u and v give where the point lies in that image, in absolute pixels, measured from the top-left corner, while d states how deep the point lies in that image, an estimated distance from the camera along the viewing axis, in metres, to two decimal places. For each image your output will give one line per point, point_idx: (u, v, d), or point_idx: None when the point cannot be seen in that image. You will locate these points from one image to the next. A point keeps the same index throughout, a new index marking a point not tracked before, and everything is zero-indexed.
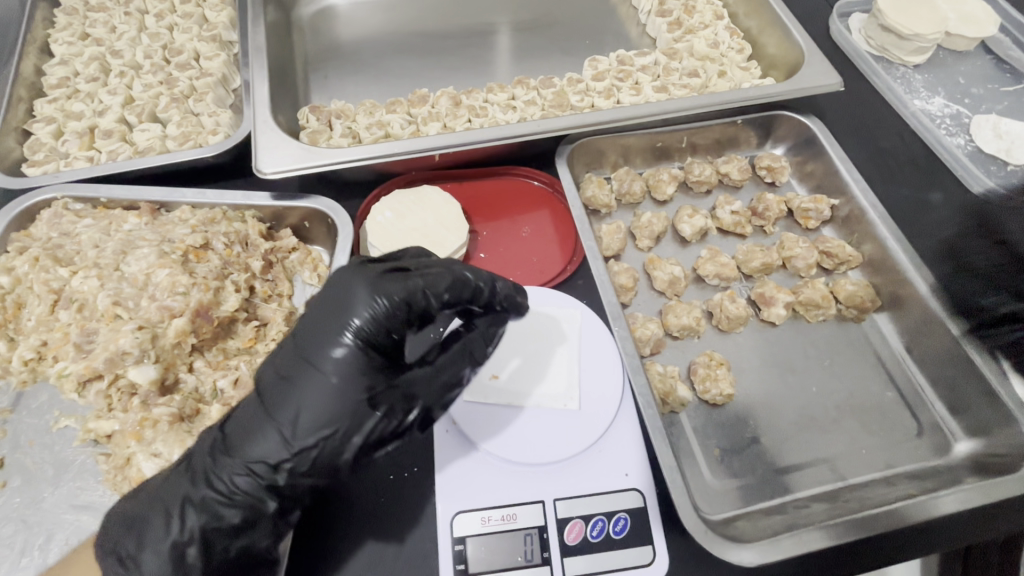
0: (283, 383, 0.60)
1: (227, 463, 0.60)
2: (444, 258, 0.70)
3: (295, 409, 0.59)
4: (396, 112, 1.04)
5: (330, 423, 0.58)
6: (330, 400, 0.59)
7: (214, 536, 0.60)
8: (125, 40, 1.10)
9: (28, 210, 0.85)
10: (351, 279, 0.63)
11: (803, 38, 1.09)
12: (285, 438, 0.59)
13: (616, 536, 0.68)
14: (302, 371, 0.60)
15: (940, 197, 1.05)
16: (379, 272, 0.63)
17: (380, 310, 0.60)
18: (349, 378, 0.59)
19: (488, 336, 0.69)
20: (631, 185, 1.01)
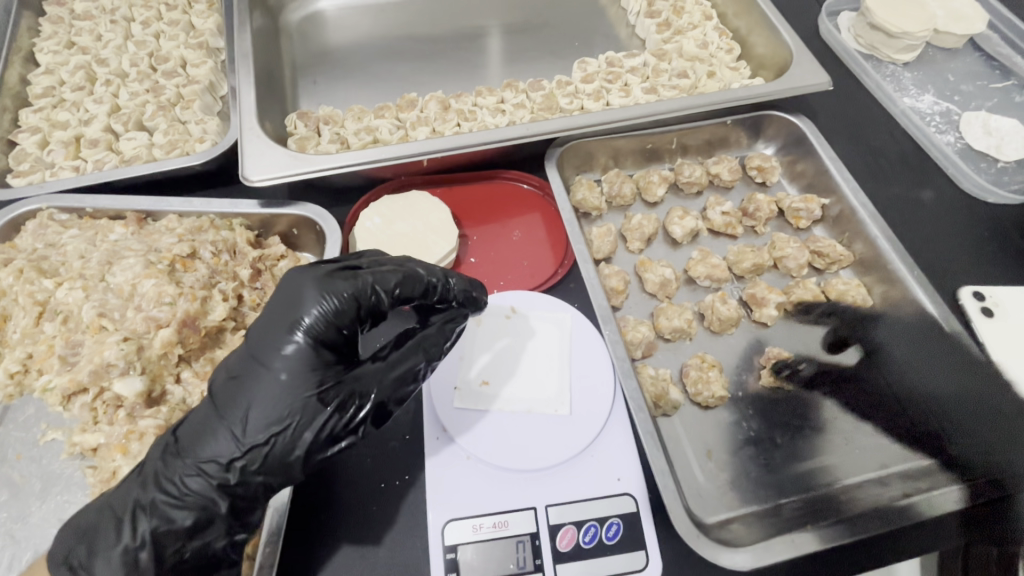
0: (234, 383, 0.60)
1: (178, 465, 0.59)
2: (396, 258, 0.72)
3: (247, 406, 0.59)
4: (385, 117, 1.04)
5: (281, 419, 0.58)
6: (282, 397, 0.59)
7: (166, 541, 0.58)
8: (111, 48, 1.09)
9: (13, 221, 0.84)
10: (302, 278, 0.63)
11: (791, 37, 1.09)
12: (237, 436, 0.59)
13: (609, 542, 0.67)
14: (254, 369, 0.60)
15: (930, 194, 1.05)
16: (329, 269, 0.64)
17: (331, 307, 0.61)
18: (300, 374, 0.59)
19: (444, 333, 0.69)
20: (621, 187, 1.01)
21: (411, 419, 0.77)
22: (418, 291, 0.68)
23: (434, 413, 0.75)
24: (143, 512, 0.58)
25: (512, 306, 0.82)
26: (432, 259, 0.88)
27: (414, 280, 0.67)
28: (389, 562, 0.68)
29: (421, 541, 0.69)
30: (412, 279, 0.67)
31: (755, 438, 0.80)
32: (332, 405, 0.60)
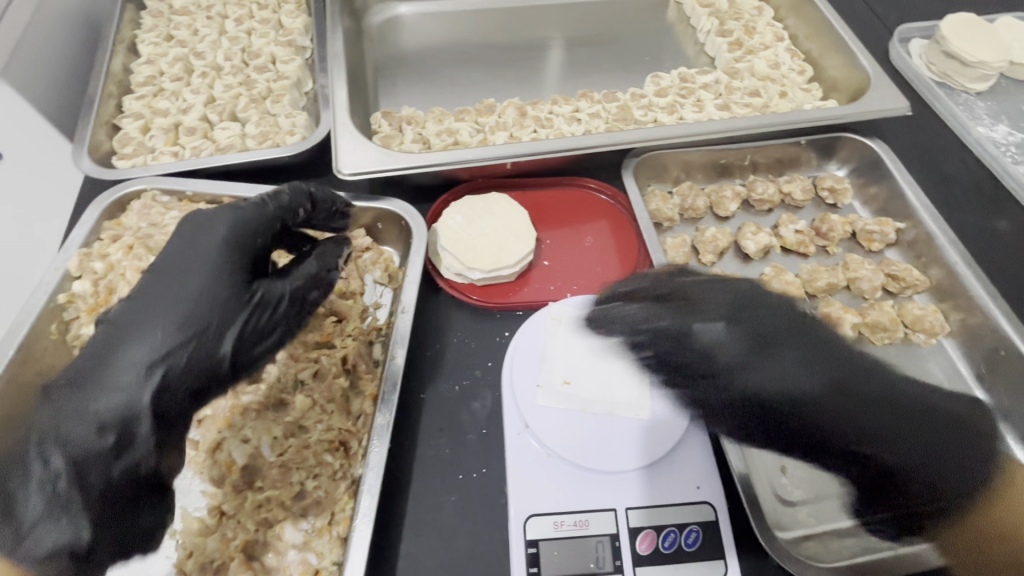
0: (145, 309, 0.61)
1: (94, 388, 0.58)
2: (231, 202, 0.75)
3: (151, 328, 0.60)
4: (465, 120, 1.07)
5: (129, 343, 0.59)
6: (138, 324, 0.60)
7: (85, 466, 0.56)
8: (207, 42, 1.15)
9: (120, 199, 0.88)
10: (218, 210, 0.66)
11: (868, 61, 1.10)
12: (165, 333, 0.60)
13: (688, 548, 0.68)
14: (167, 294, 0.62)
15: (1007, 225, 1.04)
16: (246, 203, 0.67)
17: (236, 232, 0.65)
18: (189, 297, 0.62)
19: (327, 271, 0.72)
20: (694, 201, 1.02)
21: (488, 413, 0.80)
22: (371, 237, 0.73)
23: (516, 409, 0.76)
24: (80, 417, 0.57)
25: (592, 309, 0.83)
26: (512, 259, 0.90)
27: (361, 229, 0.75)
28: (469, 553, 0.69)
29: (499, 533, 0.71)
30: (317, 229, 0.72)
31: None
32: (251, 303, 0.64)
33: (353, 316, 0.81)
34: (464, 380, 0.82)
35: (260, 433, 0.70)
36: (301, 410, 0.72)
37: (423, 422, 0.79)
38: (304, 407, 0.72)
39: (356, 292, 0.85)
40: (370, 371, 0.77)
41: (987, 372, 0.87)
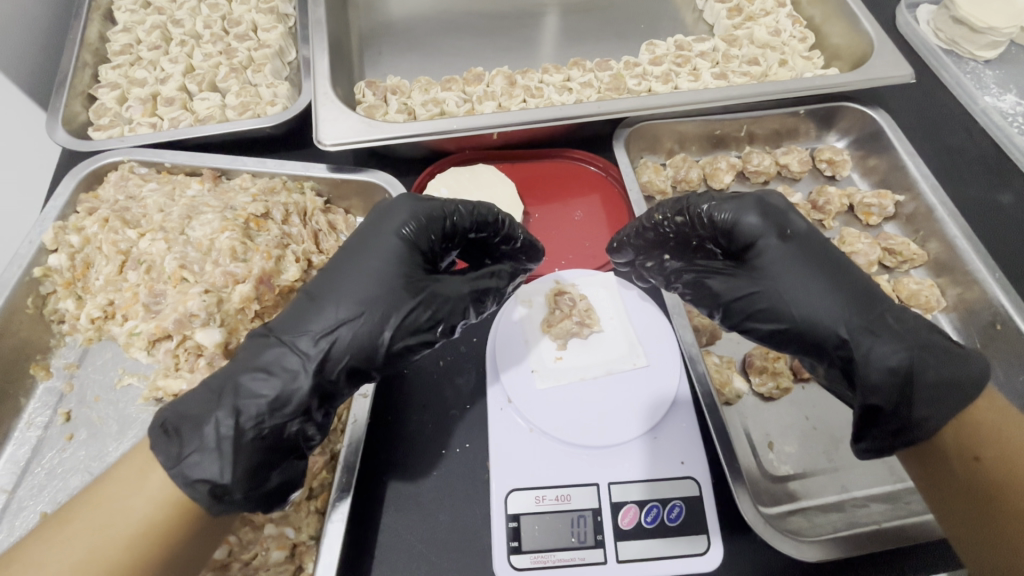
0: (310, 302, 0.65)
1: (272, 351, 0.62)
2: (391, 210, 0.70)
3: (339, 294, 0.65)
4: (452, 90, 1.04)
5: (364, 303, 0.64)
6: (373, 284, 0.65)
7: (260, 415, 0.59)
8: (186, 9, 1.11)
9: (96, 171, 0.86)
10: (394, 207, 0.70)
11: (872, 27, 1.05)
12: (340, 320, 0.63)
13: (670, 523, 0.67)
14: (353, 258, 0.67)
15: (1011, 198, 1.00)
16: (393, 228, 0.68)
17: (421, 224, 0.70)
18: (383, 274, 0.66)
19: (382, 240, 0.68)
20: (688, 172, 1.00)
21: (472, 388, 0.78)
22: (399, 259, 0.67)
23: (500, 384, 0.76)
24: (190, 428, 0.58)
25: (557, 280, 0.85)
26: None
27: (420, 207, 0.70)
28: (450, 528, 0.69)
29: (480, 508, 0.70)
30: (379, 226, 0.68)
31: (819, 429, 0.78)
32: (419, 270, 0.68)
33: None
34: (448, 356, 0.81)
35: None
36: None
37: (406, 397, 0.77)
38: None
39: None
40: None
41: (983, 346, 0.85)
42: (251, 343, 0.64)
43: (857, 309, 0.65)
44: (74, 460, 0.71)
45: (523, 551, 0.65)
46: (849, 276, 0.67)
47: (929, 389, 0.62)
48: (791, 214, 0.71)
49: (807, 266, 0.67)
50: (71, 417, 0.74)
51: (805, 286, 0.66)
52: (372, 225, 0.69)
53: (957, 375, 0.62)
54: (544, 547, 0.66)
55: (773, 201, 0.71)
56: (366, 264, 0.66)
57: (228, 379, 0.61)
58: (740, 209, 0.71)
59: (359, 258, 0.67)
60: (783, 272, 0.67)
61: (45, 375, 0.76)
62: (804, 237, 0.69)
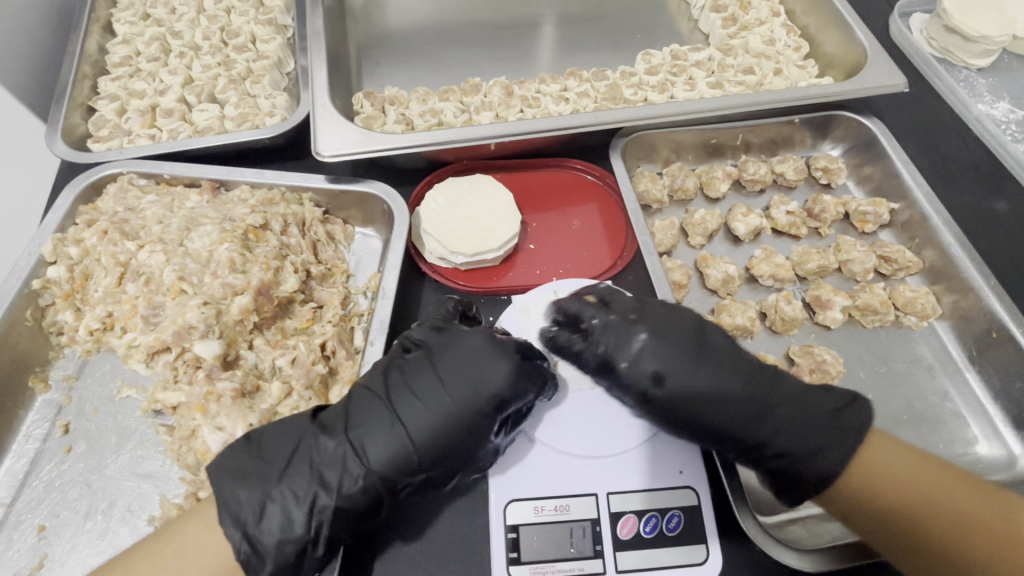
0: (388, 430, 0.64)
1: (349, 473, 0.63)
2: (485, 353, 0.67)
3: (424, 431, 0.64)
4: (449, 100, 1.05)
5: (446, 450, 0.64)
6: (455, 433, 0.64)
7: (332, 535, 0.62)
8: (185, 21, 1.11)
9: (95, 183, 0.86)
10: (493, 353, 0.67)
11: (866, 37, 1.06)
12: (416, 460, 0.64)
13: (669, 533, 0.67)
14: (437, 394, 0.65)
15: (1005, 206, 1.01)
16: (496, 376, 0.65)
17: (522, 375, 0.66)
18: (474, 424, 0.65)
19: (476, 377, 0.66)
20: (684, 181, 1.01)
21: None
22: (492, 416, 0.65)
23: None
24: (269, 532, 0.60)
25: (554, 291, 0.85)
26: (496, 242, 0.88)
27: (523, 380, 0.66)
28: (449, 539, 0.69)
29: (480, 520, 0.70)
30: (480, 364, 0.66)
31: None
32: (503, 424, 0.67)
33: (333, 302, 0.82)
34: None
35: (235, 421, 0.68)
36: (279, 399, 0.72)
37: None
38: (281, 394, 0.73)
39: (338, 277, 0.86)
40: (350, 359, 0.78)
41: (979, 354, 0.85)
42: (310, 458, 0.63)
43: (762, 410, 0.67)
44: (73, 472, 0.71)
45: (522, 562, 0.66)
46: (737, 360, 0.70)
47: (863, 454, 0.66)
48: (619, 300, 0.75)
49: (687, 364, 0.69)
50: (70, 430, 0.74)
51: (713, 346, 0.70)
52: (470, 361, 0.67)
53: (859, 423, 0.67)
54: (543, 558, 0.66)
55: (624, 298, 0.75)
56: (452, 407, 0.65)
57: (310, 489, 0.62)
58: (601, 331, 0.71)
59: (442, 395, 0.65)
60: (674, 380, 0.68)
61: (44, 387, 0.76)
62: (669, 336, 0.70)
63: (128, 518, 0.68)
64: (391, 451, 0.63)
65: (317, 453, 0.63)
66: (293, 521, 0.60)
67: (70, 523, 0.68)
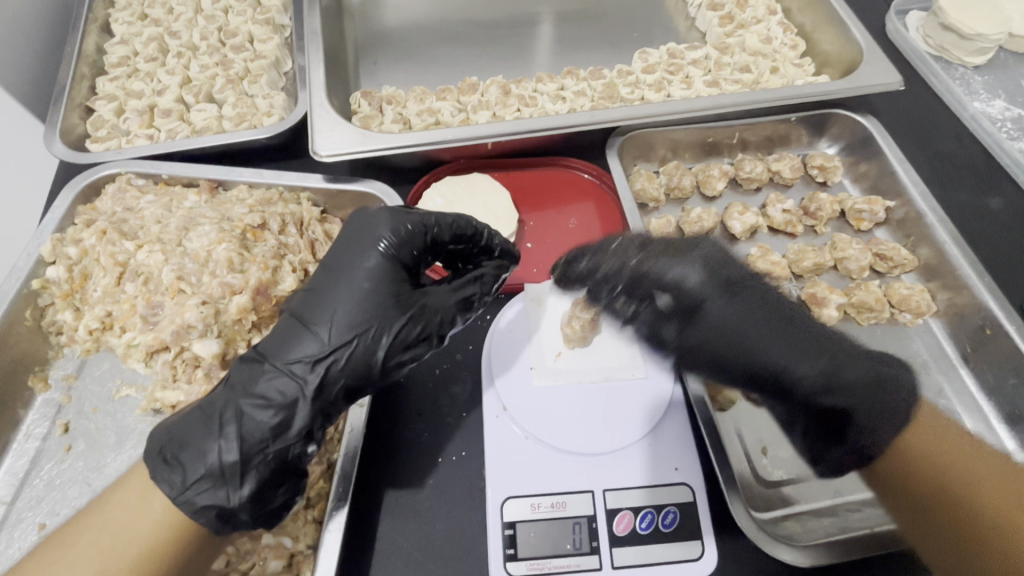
0: (293, 321, 0.65)
1: (264, 370, 0.62)
2: (365, 219, 0.70)
3: (329, 310, 0.64)
4: (446, 99, 1.05)
5: (362, 319, 0.64)
6: (360, 299, 0.65)
7: (252, 440, 0.59)
8: (183, 21, 1.12)
9: (94, 183, 0.86)
10: (372, 214, 0.70)
11: (862, 35, 1.06)
12: (330, 333, 0.63)
13: (665, 529, 0.68)
14: (332, 277, 0.67)
15: (1000, 203, 1.02)
16: (379, 235, 0.68)
17: (404, 234, 0.68)
18: (377, 282, 0.66)
19: (362, 249, 0.68)
20: (680, 180, 1.01)
21: (468, 397, 0.79)
22: (390, 271, 0.67)
23: (496, 393, 0.77)
24: (191, 454, 0.59)
25: None
26: None
27: (399, 230, 0.68)
28: (446, 537, 0.69)
29: (476, 516, 0.71)
30: (364, 235, 0.68)
31: None
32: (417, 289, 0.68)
33: None
34: (445, 363, 0.82)
35: None
36: None
37: (401, 408, 0.78)
38: None
39: None
40: None
41: (973, 351, 0.85)
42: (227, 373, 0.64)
43: (799, 344, 0.71)
44: (73, 471, 0.72)
45: (519, 558, 0.66)
46: (790, 321, 0.73)
47: (868, 418, 0.67)
48: (729, 265, 0.76)
49: (741, 308, 0.73)
50: (70, 429, 0.74)
51: (757, 294, 0.75)
52: (353, 232, 0.69)
53: (877, 406, 0.67)
54: (539, 554, 0.66)
55: (712, 255, 0.76)
56: (350, 279, 0.66)
57: (224, 402, 0.61)
58: (684, 267, 0.74)
59: (338, 278, 0.66)
60: (726, 318, 0.72)
61: (44, 387, 0.77)
62: (735, 287, 0.74)
63: None
64: (293, 332, 0.64)
65: (230, 369, 0.64)
66: (212, 438, 0.59)
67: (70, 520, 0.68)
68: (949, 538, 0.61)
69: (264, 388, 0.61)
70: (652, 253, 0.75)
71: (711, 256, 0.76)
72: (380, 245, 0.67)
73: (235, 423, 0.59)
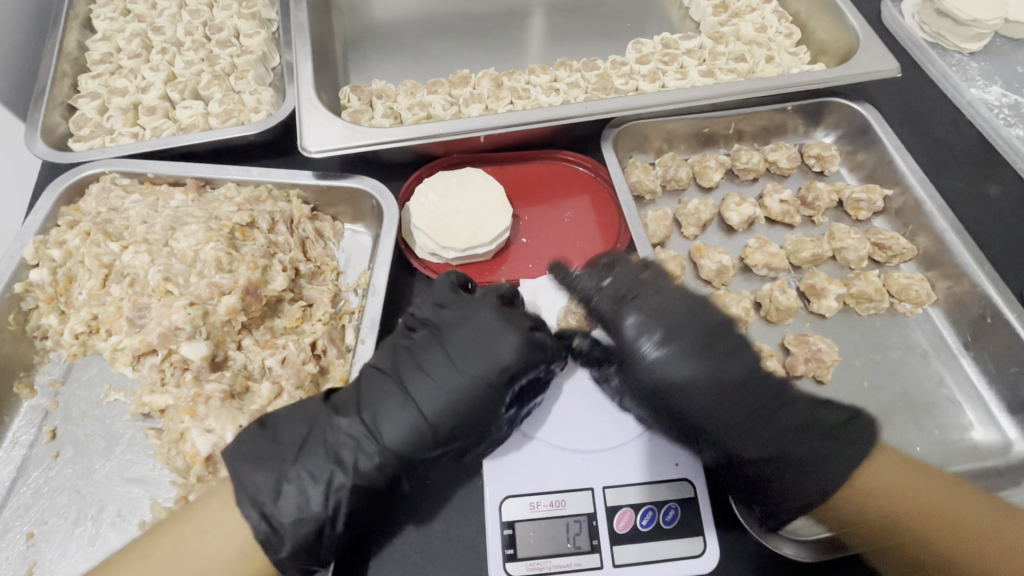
0: (394, 402, 0.66)
1: (368, 448, 0.64)
2: (482, 314, 0.70)
3: (433, 401, 0.66)
4: (438, 93, 1.03)
5: (462, 428, 0.66)
6: (464, 402, 0.66)
7: (343, 514, 0.63)
8: (166, 16, 1.09)
9: (77, 183, 0.84)
10: (505, 320, 0.69)
11: (858, 22, 1.05)
12: (429, 429, 0.65)
13: (666, 526, 0.67)
14: (443, 369, 0.67)
15: (998, 190, 1.01)
16: (514, 342, 0.67)
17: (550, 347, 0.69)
18: (483, 397, 0.66)
19: (473, 348, 0.68)
20: (677, 171, 0.99)
21: None
22: (497, 385, 0.67)
23: None
24: (288, 507, 0.61)
25: None
26: (488, 236, 0.87)
27: (536, 351, 0.68)
28: (445, 536, 0.68)
29: (475, 516, 0.70)
30: (507, 331, 0.68)
31: None
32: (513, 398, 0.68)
33: (323, 300, 0.81)
34: None
35: (224, 422, 0.67)
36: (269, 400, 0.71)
37: None
38: (270, 395, 0.72)
39: (328, 275, 0.85)
40: (341, 357, 0.77)
41: (974, 340, 0.85)
42: (319, 427, 0.65)
43: (743, 438, 0.70)
44: (62, 478, 0.70)
45: (518, 558, 0.65)
46: (739, 357, 0.72)
47: (804, 468, 0.69)
48: (708, 307, 0.74)
49: (702, 369, 0.70)
50: (58, 435, 0.73)
51: (722, 337, 0.72)
52: (479, 326, 0.69)
53: (838, 443, 0.70)
54: (539, 553, 0.65)
55: (702, 312, 0.73)
56: (454, 379, 0.66)
57: (326, 468, 0.63)
58: (653, 305, 0.72)
59: (445, 373, 0.67)
60: (687, 371, 0.70)
61: (30, 393, 0.75)
62: (719, 335, 0.72)
63: (119, 522, 0.67)
64: (394, 417, 0.65)
65: (327, 430, 0.65)
66: (311, 499, 0.62)
67: (59, 528, 0.67)
68: (903, 556, 0.67)
69: (359, 471, 0.64)
70: (626, 296, 0.73)
71: (687, 293, 0.74)
72: (507, 364, 0.67)
73: (328, 494, 0.62)
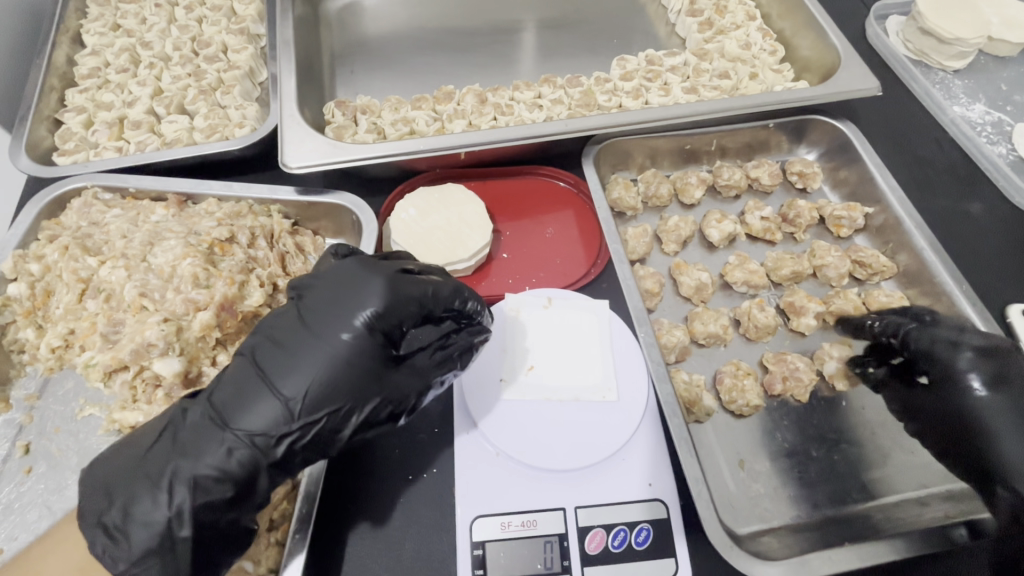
0: (257, 378, 0.60)
1: (221, 435, 0.58)
2: (346, 271, 0.65)
3: (294, 371, 0.59)
4: (421, 108, 1.04)
5: (331, 395, 0.59)
6: (328, 364, 0.60)
7: (205, 516, 0.57)
8: (155, 31, 1.10)
9: (59, 198, 0.85)
10: (366, 274, 0.64)
11: (840, 41, 1.06)
12: (292, 401, 0.58)
13: (637, 547, 0.67)
14: (302, 339, 0.61)
15: (979, 208, 1.01)
16: (375, 295, 0.62)
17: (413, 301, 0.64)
18: (352, 358, 0.60)
19: (336, 306, 0.63)
20: (657, 188, 1.00)
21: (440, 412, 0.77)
22: (366, 343, 0.61)
23: (467, 408, 0.75)
24: (138, 523, 0.56)
25: (548, 298, 0.84)
26: (467, 252, 0.87)
27: (397, 301, 0.63)
28: (415, 556, 0.67)
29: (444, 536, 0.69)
30: (368, 289, 0.63)
31: (787, 446, 0.78)
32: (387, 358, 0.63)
33: None
34: None
35: None
36: None
37: None
38: None
39: None
40: None
41: None
42: (173, 426, 0.61)
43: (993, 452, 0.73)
44: (33, 494, 0.70)
45: None
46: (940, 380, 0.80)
47: None
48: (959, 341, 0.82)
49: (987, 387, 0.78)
50: (30, 450, 0.72)
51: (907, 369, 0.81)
52: (342, 281, 0.64)
53: None
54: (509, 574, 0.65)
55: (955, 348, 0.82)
56: (317, 344, 0.61)
57: (168, 469, 0.58)
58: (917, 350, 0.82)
59: (307, 339, 0.61)
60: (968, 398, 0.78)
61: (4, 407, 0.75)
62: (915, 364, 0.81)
63: None
64: (251, 396, 0.59)
65: (180, 427, 0.60)
66: (156, 505, 0.56)
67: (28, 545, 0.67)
68: None
69: (211, 460, 0.57)
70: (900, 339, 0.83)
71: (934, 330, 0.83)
72: (368, 317, 0.61)
73: (178, 498, 0.57)
